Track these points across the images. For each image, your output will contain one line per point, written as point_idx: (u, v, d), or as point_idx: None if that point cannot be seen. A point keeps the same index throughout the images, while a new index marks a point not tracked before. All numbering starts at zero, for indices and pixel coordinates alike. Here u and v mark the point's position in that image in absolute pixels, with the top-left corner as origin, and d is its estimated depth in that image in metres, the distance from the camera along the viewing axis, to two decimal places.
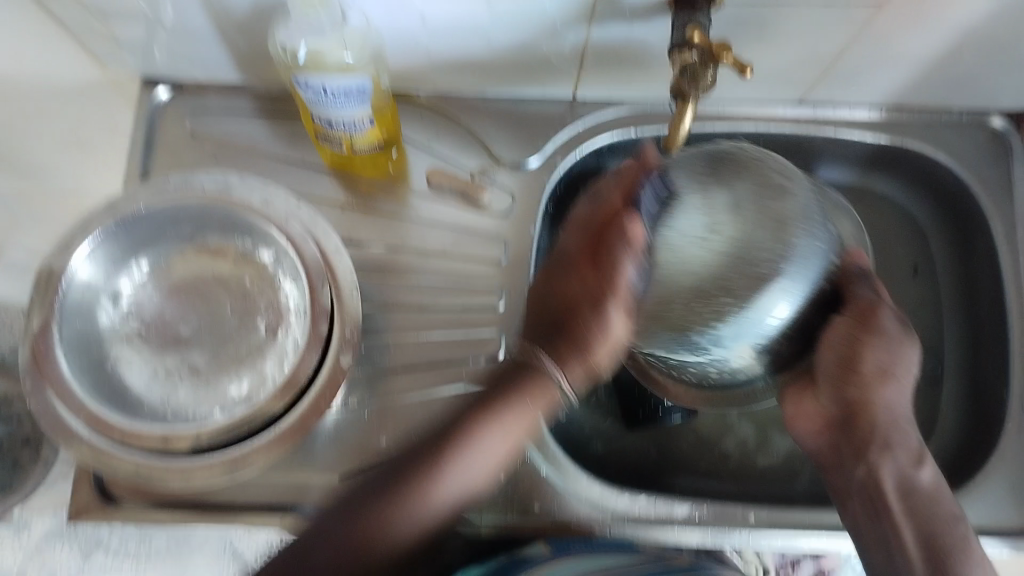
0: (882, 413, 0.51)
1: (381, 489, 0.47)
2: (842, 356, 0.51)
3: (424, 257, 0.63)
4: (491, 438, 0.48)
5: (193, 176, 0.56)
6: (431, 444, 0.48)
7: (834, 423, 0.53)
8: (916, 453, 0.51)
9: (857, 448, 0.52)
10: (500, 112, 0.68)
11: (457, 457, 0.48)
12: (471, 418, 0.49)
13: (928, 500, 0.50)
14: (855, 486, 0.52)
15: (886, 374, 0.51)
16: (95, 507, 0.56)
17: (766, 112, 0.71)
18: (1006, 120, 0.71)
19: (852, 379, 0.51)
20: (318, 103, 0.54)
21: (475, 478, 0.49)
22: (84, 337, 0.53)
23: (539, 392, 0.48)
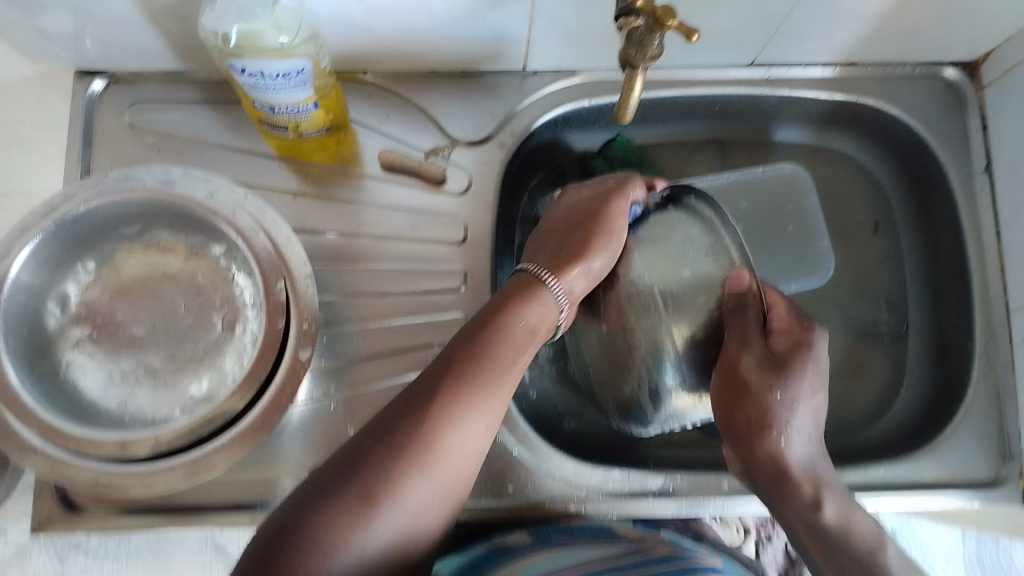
0: (774, 466, 0.52)
1: (365, 464, 0.42)
2: (730, 420, 0.54)
3: (381, 243, 0.62)
4: (490, 397, 0.46)
5: (134, 171, 0.53)
6: (400, 424, 0.43)
7: (742, 472, 0.55)
8: (815, 494, 0.51)
9: (769, 493, 0.53)
10: (448, 84, 0.66)
11: (466, 406, 0.45)
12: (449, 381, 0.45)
13: (848, 538, 0.50)
14: (781, 522, 0.53)
15: (766, 430, 0.53)
16: (59, 517, 0.55)
17: (718, 75, 0.69)
18: (960, 69, 0.70)
19: (744, 437, 0.54)
20: (258, 88, 0.52)
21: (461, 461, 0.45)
22: (33, 343, 0.51)
23: (537, 307, 0.51)
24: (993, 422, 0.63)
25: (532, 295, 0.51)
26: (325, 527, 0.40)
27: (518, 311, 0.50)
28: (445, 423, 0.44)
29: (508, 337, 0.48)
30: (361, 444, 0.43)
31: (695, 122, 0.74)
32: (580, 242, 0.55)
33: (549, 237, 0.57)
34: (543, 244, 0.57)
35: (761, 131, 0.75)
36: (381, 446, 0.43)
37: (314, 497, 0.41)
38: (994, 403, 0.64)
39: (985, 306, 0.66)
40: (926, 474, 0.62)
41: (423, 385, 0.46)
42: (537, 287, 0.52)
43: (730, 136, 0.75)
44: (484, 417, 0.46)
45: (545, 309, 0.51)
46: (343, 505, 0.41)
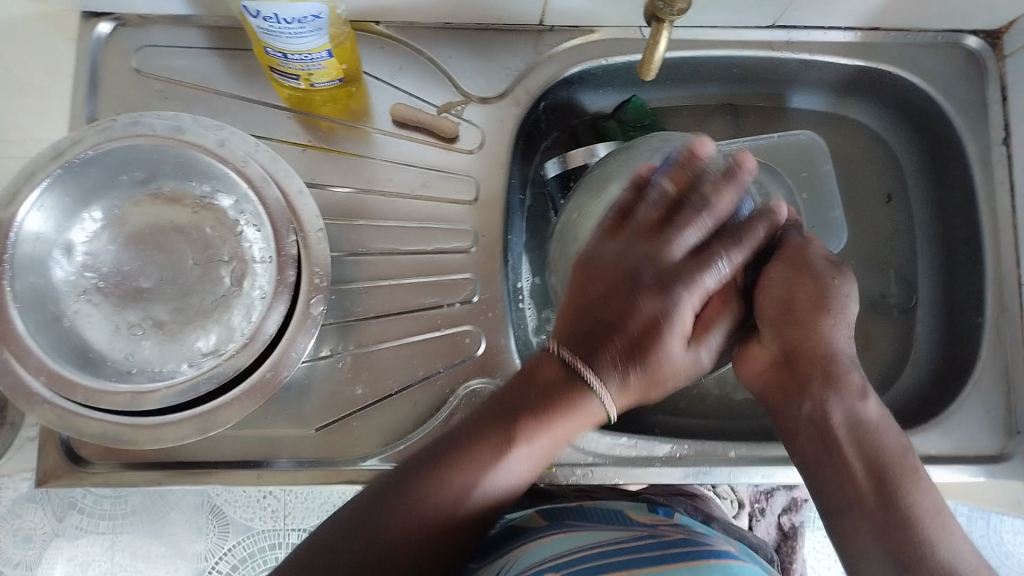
0: (837, 351, 0.50)
1: (472, 440, 0.47)
2: (784, 297, 0.50)
3: (392, 200, 0.61)
4: (555, 432, 0.47)
5: (142, 116, 0.53)
6: (482, 437, 0.47)
7: (777, 360, 0.51)
8: (861, 386, 0.50)
9: (801, 384, 0.50)
10: (464, 38, 0.64)
11: (531, 437, 0.47)
12: (514, 429, 0.46)
13: (881, 435, 0.49)
14: (802, 420, 0.51)
15: (823, 315, 0.49)
16: (63, 471, 0.54)
17: (738, 36, 0.68)
18: (982, 37, 0.69)
19: (787, 318, 0.50)
20: (271, 33, 0.50)
21: (516, 474, 0.47)
22: (38, 294, 0.49)
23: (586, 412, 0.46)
24: (1000, 396, 0.63)
25: (579, 390, 0.45)
26: (434, 480, 0.46)
27: (565, 405, 0.46)
28: (515, 445, 0.46)
29: (570, 408, 0.46)
30: (458, 438, 0.47)
31: (711, 85, 0.72)
32: (629, 353, 0.45)
33: (602, 292, 0.46)
34: (574, 323, 0.46)
35: (777, 97, 0.74)
36: (478, 433, 0.47)
37: (433, 456, 0.47)
38: (1000, 375, 0.64)
39: (997, 280, 0.65)
40: (931, 445, 0.62)
41: (504, 399, 0.48)
42: (577, 387, 0.45)
43: (747, 101, 0.74)
44: (544, 439, 0.47)
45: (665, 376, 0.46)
46: (456, 452, 0.46)
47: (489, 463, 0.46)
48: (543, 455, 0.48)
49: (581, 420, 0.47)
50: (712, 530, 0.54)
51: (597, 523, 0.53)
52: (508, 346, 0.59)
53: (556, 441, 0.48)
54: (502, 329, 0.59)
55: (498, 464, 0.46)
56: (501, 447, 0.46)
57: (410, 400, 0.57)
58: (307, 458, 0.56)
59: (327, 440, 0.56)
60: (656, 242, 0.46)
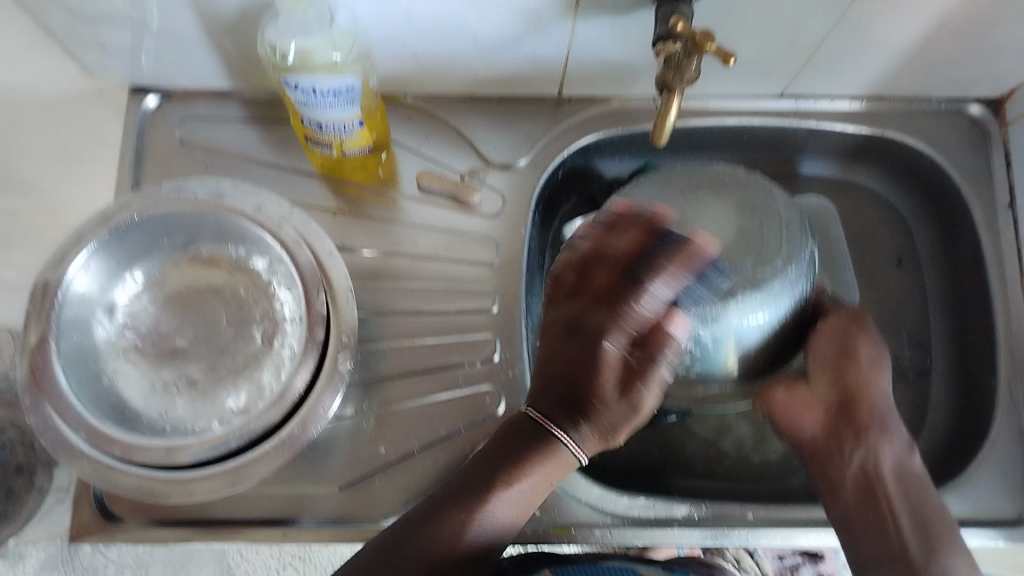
0: (888, 406, 0.52)
1: (454, 501, 0.46)
2: (837, 349, 0.53)
3: (418, 262, 0.63)
4: (514, 501, 0.46)
5: (187, 183, 0.55)
6: (391, 569, 0.44)
7: (833, 406, 0.53)
8: (908, 441, 0.52)
9: (855, 432, 0.52)
10: (487, 110, 0.67)
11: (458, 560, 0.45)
12: (443, 540, 0.45)
13: (927, 491, 0.51)
14: (852, 471, 0.51)
15: (878, 373, 0.53)
16: (96, 527, 0.56)
17: (750, 105, 0.71)
18: (984, 106, 0.72)
19: (844, 368, 0.53)
20: (307, 104, 0.52)
21: None
22: (81, 352, 0.51)
23: (554, 466, 0.46)
24: (1015, 454, 0.64)
25: (540, 455, 0.46)
26: (436, 536, 0.45)
27: (525, 467, 0.46)
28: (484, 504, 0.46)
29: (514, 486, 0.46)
30: (373, 563, 0.45)
31: (724, 153, 0.75)
32: (574, 412, 0.45)
33: (561, 357, 0.46)
34: (543, 390, 0.47)
35: (787, 164, 0.76)
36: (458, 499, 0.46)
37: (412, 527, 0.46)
38: (1015, 434, 0.64)
39: (1010, 339, 0.66)
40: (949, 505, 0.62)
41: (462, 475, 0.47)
42: (544, 439, 0.46)
43: (759, 167, 0.76)
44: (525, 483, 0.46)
45: (562, 465, 0.47)
46: (443, 519, 0.45)
47: (466, 521, 0.45)
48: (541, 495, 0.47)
49: (553, 470, 0.47)
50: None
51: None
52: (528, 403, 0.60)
53: (521, 500, 0.47)
54: (523, 386, 0.60)
55: None
56: (482, 504, 0.46)
57: (431, 459, 0.58)
58: (331, 515, 0.56)
59: (351, 498, 0.57)
60: (607, 290, 0.45)
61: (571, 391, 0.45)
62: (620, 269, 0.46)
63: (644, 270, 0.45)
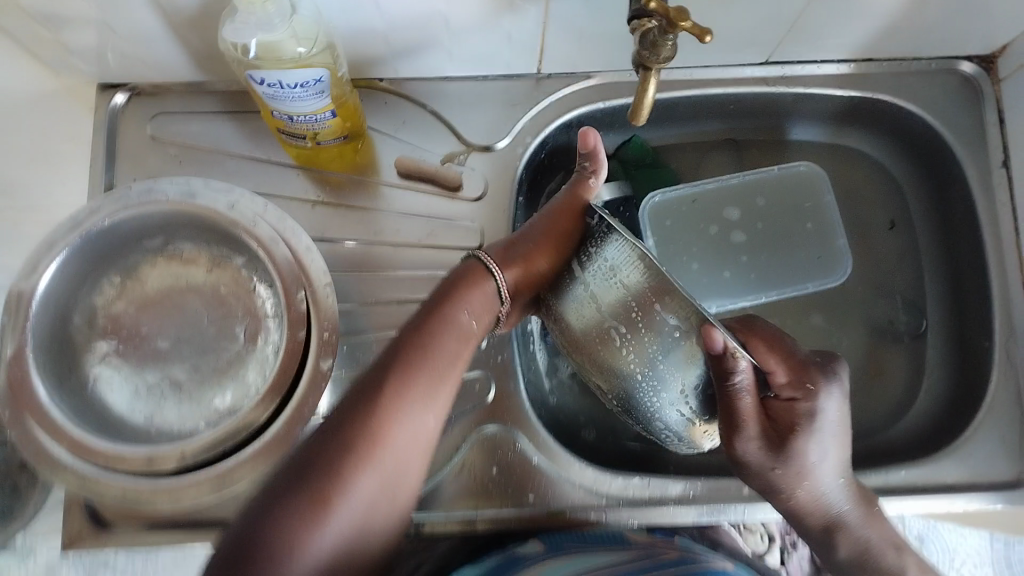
0: (811, 517, 0.52)
1: (377, 432, 0.43)
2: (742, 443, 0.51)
3: (402, 250, 0.62)
4: (464, 337, 0.49)
5: (156, 183, 0.54)
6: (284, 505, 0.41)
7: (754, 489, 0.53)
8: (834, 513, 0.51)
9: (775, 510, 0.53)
10: (464, 91, 0.66)
11: (398, 408, 0.44)
12: (366, 402, 0.44)
13: (874, 555, 0.52)
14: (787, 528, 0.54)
15: (790, 492, 0.50)
16: (89, 533, 0.56)
17: (733, 74, 0.69)
18: (976, 64, 0.70)
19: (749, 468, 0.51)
20: (276, 97, 0.51)
21: (409, 438, 0.45)
22: (60, 359, 0.51)
23: (479, 289, 0.50)
24: (1014, 420, 0.63)
25: (476, 276, 0.50)
26: (353, 466, 0.42)
27: (458, 290, 0.50)
28: (399, 406, 0.44)
29: (447, 321, 0.48)
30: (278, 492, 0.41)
31: (710, 122, 0.73)
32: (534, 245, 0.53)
33: (533, 231, 0.54)
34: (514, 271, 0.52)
35: (775, 131, 0.75)
36: (365, 418, 0.44)
37: (296, 472, 0.42)
38: (1014, 399, 0.63)
39: (1005, 304, 0.65)
40: (947, 471, 0.62)
41: (382, 376, 0.45)
42: (482, 274, 0.51)
43: (746, 135, 0.75)
44: (433, 411, 0.46)
45: (485, 287, 0.50)
46: (340, 485, 0.42)
47: (367, 461, 0.43)
48: (429, 435, 0.46)
49: (481, 298, 0.50)
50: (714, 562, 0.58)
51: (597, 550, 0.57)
52: (516, 388, 0.61)
53: (444, 406, 0.47)
54: (511, 371, 0.61)
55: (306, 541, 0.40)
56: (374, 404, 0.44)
57: None
58: None
59: None
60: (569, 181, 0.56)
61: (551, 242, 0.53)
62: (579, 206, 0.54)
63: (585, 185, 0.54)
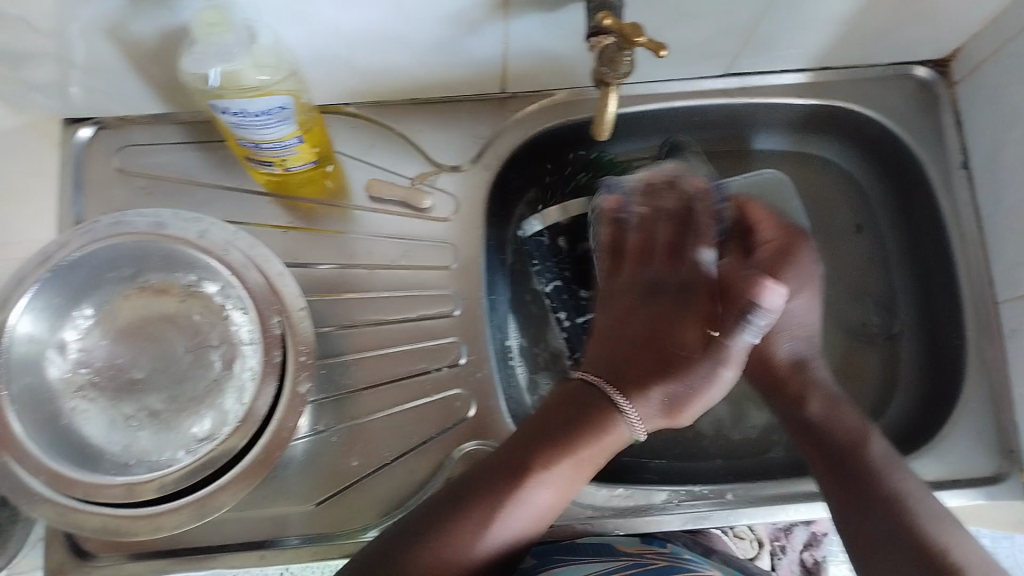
0: (781, 362, 0.61)
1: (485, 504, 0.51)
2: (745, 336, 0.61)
3: (377, 271, 0.63)
4: (575, 461, 0.53)
5: (125, 216, 0.54)
6: (420, 541, 0.49)
7: (768, 377, 0.62)
8: (891, 460, 0.55)
9: (787, 397, 0.61)
10: (432, 113, 0.67)
11: (507, 505, 0.51)
12: (474, 491, 0.51)
13: (839, 420, 0.58)
14: (830, 452, 0.57)
15: (771, 343, 0.61)
16: (69, 566, 0.56)
17: (693, 87, 0.71)
18: (931, 68, 0.72)
19: (759, 346, 0.61)
20: (242, 126, 0.52)
21: (519, 523, 0.51)
22: (35, 392, 0.51)
23: (609, 430, 0.54)
24: (988, 414, 0.64)
25: (607, 417, 0.54)
26: (445, 529, 0.49)
27: (588, 431, 0.53)
28: (501, 501, 0.51)
29: (592, 443, 0.53)
30: (402, 530, 0.50)
31: (676, 135, 0.75)
32: (647, 364, 0.55)
33: (641, 318, 0.58)
34: (609, 348, 0.57)
35: (739, 141, 0.76)
36: (496, 490, 0.51)
37: (435, 510, 0.51)
38: (988, 395, 0.65)
39: (972, 302, 0.67)
40: (925, 467, 0.63)
41: (472, 489, 0.51)
42: (610, 415, 0.54)
43: (712, 147, 0.77)
44: (548, 490, 0.52)
45: (617, 437, 0.54)
46: (443, 532, 0.49)
47: (484, 523, 0.50)
48: (561, 496, 0.53)
49: (604, 451, 0.54)
50: (705, 561, 0.57)
51: (588, 557, 0.56)
52: (497, 408, 0.61)
53: (548, 499, 0.52)
54: (490, 389, 0.61)
55: (445, 565, 0.49)
56: (481, 518, 0.50)
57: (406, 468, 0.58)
58: (312, 533, 0.57)
59: (330, 513, 0.57)
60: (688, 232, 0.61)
61: (656, 359, 0.55)
62: (676, 228, 0.62)
63: (691, 235, 0.61)
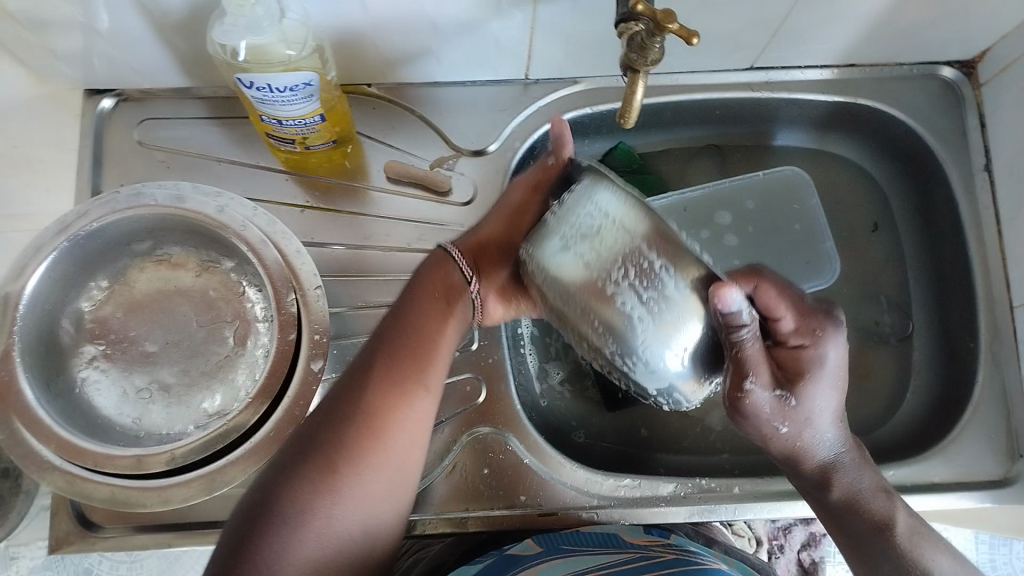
0: (805, 458, 0.50)
1: (381, 412, 0.48)
2: (753, 431, 0.50)
3: (391, 253, 0.63)
4: (431, 354, 0.51)
5: (145, 187, 0.54)
6: (296, 475, 0.45)
7: (783, 463, 0.51)
8: (870, 476, 0.51)
9: (809, 482, 0.51)
10: (454, 97, 0.66)
11: (386, 411, 0.48)
12: (352, 397, 0.48)
13: (866, 504, 0.50)
14: (829, 508, 0.51)
15: (773, 440, 0.50)
16: (75, 537, 0.55)
17: (717, 79, 0.70)
18: (957, 69, 0.71)
19: (762, 436, 0.51)
20: (264, 102, 0.52)
21: (407, 437, 0.48)
22: (47, 361, 0.51)
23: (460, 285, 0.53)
24: (1000, 420, 0.63)
25: (447, 272, 0.53)
26: (348, 441, 0.46)
27: (438, 283, 0.53)
28: (381, 406, 0.48)
29: (446, 313, 0.52)
30: (285, 472, 0.45)
31: (696, 127, 0.74)
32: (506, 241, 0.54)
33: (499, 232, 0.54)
34: (484, 250, 0.54)
35: (760, 137, 0.76)
36: (362, 393, 0.48)
37: (297, 457, 0.46)
38: (1001, 401, 0.64)
39: (989, 306, 0.66)
40: (934, 470, 0.62)
41: (337, 411, 0.48)
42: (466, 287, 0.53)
43: (732, 141, 0.76)
44: (430, 398, 0.50)
45: (464, 292, 0.53)
46: (350, 456, 0.46)
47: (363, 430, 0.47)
48: (428, 409, 0.50)
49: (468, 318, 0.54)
50: (710, 553, 0.55)
51: (593, 548, 0.54)
52: (507, 392, 0.61)
53: (438, 404, 0.51)
54: (502, 374, 0.61)
55: (331, 499, 0.45)
56: (337, 436, 0.47)
57: None
58: None
59: None
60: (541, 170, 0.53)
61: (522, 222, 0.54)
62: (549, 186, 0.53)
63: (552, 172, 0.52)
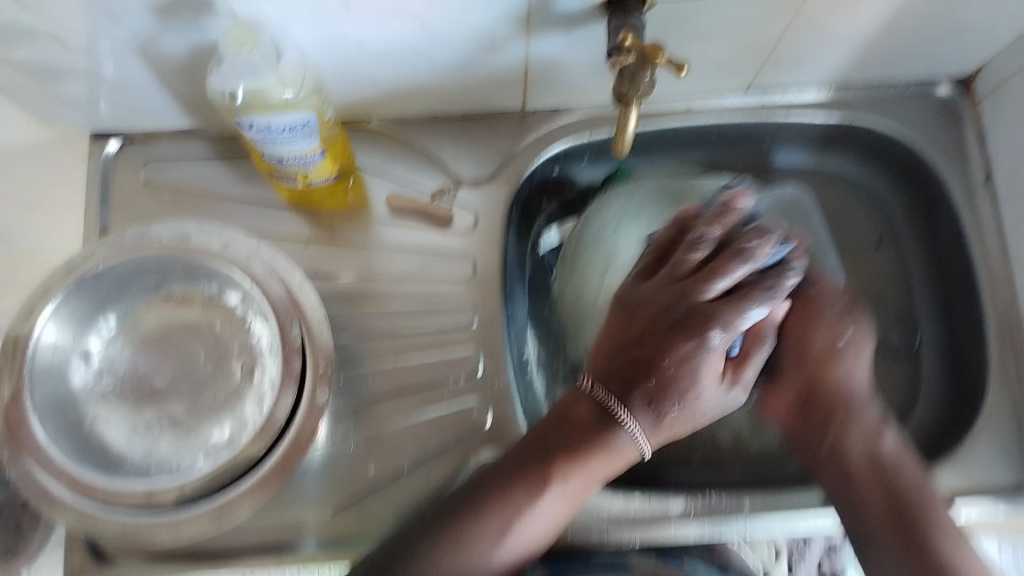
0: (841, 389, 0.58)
1: (505, 504, 0.51)
2: (799, 346, 0.59)
3: (395, 283, 0.64)
4: (589, 475, 0.53)
5: (151, 228, 0.56)
6: (427, 537, 0.50)
7: (801, 398, 0.59)
8: (876, 423, 0.57)
9: (823, 427, 0.58)
10: (453, 128, 0.68)
11: (533, 508, 0.51)
12: (493, 495, 0.51)
13: (901, 469, 0.55)
14: (851, 455, 0.56)
15: (832, 367, 0.58)
16: (90, 567, 0.57)
17: (714, 103, 0.71)
18: (955, 86, 0.72)
19: (814, 361, 0.59)
20: (264, 141, 0.53)
21: (542, 527, 0.52)
22: (58, 400, 0.52)
23: (616, 459, 0.53)
24: (1012, 432, 0.63)
25: (603, 436, 0.53)
26: (454, 536, 0.50)
27: (591, 449, 0.53)
28: (523, 511, 0.51)
29: (579, 470, 0.52)
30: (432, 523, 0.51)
31: (695, 153, 0.75)
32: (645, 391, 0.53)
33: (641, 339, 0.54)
34: (609, 370, 0.55)
35: (760, 158, 0.76)
36: (516, 476, 0.52)
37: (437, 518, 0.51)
38: (1013, 415, 0.63)
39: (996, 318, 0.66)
40: (947, 482, 0.62)
41: (481, 489, 0.52)
42: (609, 428, 0.53)
43: (732, 164, 0.76)
44: (564, 501, 0.52)
45: (618, 458, 0.53)
46: (470, 533, 0.50)
47: (502, 532, 0.51)
48: (569, 510, 0.53)
49: (612, 464, 0.53)
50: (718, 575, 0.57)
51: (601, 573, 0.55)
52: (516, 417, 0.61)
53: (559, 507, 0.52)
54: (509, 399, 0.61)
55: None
56: (474, 520, 0.51)
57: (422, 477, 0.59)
58: (330, 537, 0.57)
59: (346, 521, 0.57)
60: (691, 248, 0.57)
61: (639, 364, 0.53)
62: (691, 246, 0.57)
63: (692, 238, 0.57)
